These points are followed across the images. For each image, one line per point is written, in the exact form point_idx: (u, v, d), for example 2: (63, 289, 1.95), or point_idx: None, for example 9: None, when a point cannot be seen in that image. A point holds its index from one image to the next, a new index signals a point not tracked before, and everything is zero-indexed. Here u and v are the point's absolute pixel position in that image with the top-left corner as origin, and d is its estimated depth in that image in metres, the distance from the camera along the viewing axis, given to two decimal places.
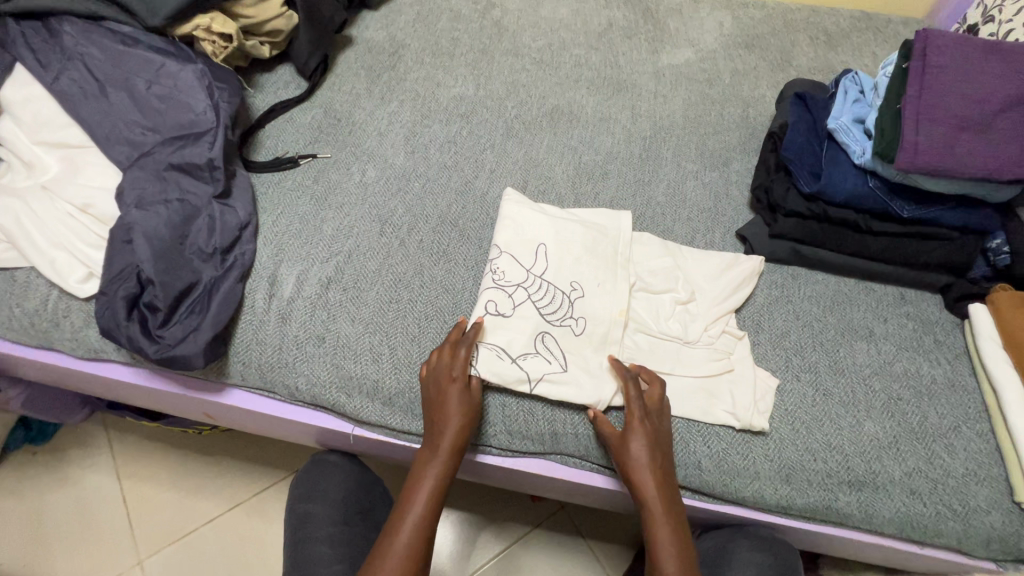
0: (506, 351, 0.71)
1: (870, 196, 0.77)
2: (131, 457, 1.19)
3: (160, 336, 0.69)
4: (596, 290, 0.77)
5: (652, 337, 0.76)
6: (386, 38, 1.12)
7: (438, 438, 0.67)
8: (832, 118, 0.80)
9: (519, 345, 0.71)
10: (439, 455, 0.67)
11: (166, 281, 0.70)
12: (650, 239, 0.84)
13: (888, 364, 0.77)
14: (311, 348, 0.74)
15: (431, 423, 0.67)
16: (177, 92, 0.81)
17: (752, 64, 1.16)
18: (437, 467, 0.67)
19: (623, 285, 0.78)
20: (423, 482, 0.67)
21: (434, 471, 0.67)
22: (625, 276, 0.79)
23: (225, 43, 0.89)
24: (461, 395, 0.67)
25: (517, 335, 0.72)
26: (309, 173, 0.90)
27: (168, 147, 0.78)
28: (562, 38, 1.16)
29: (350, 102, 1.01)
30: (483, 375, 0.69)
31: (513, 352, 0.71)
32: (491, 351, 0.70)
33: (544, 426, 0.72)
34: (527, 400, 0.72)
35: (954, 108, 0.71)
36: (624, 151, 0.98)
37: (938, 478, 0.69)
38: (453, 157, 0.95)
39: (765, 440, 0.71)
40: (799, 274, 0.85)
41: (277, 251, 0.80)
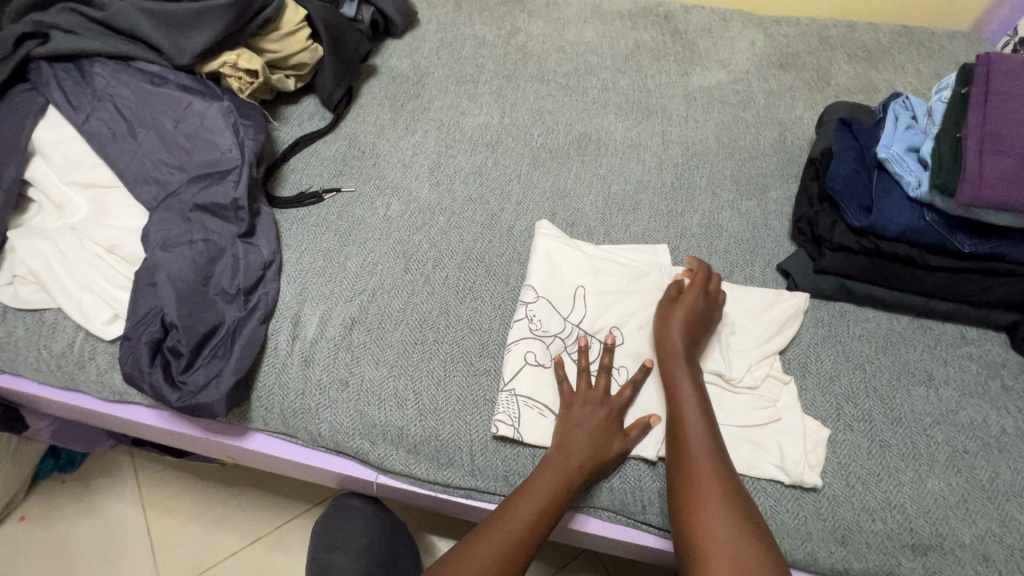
0: (549, 409, 0.70)
1: (927, 230, 0.72)
2: (155, 488, 1.18)
3: (182, 382, 0.68)
4: (636, 334, 0.75)
5: None
6: (410, 66, 1.12)
7: (571, 452, 0.64)
8: (883, 147, 0.75)
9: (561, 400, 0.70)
10: (546, 483, 0.63)
11: (190, 325, 0.69)
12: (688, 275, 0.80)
13: (951, 412, 0.71)
14: (335, 393, 0.72)
15: (559, 443, 0.65)
16: (203, 130, 0.81)
17: (788, 84, 1.11)
18: (551, 480, 0.63)
19: None
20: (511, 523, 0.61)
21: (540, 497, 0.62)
22: None
23: (250, 79, 0.89)
24: (604, 417, 0.67)
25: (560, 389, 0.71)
26: (333, 208, 0.89)
27: (194, 186, 0.77)
28: (588, 62, 1.14)
29: (374, 133, 1.00)
30: (531, 437, 0.68)
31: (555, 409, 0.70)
32: (533, 410, 0.69)
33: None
34: None
35: (1023, 138, 0.65)
36: (655, 180, 0.95)
37: (1014, 544, 0.63)
38: (478, 189, 0.93)
39: (817, 498, 0.65)
40: (848, 311, 0.79)
41: (300, 290, 0.79)
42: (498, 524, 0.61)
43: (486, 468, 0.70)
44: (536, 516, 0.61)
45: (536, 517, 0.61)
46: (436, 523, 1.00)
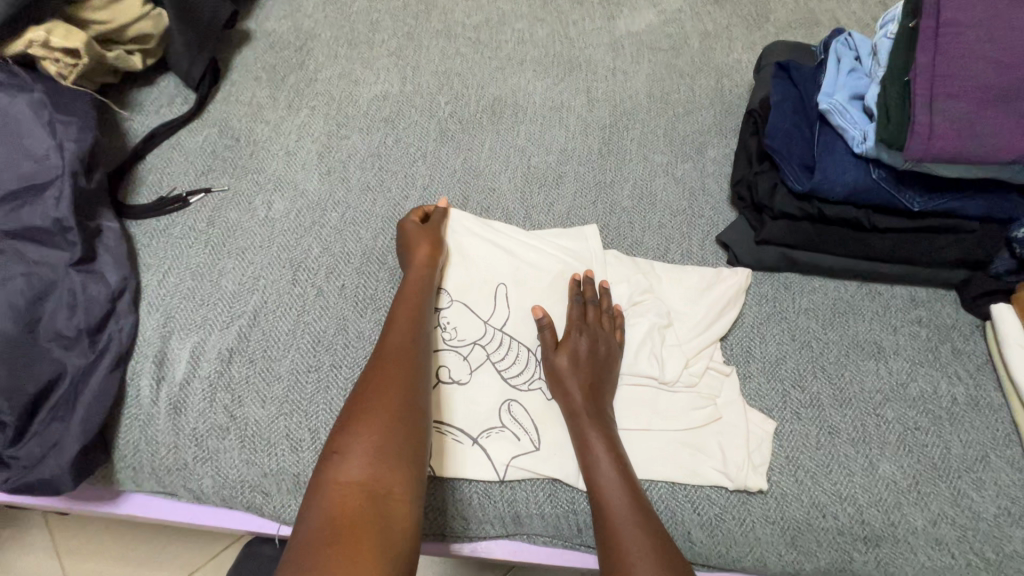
0: (465, 433, 0.60)
1: (874, 190, 0.64)
2: (71, 531, 1.06)
3: (12, 458, 0.55)
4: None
5: (625, 383, 0.64)
6: (291, 28, 0.94)
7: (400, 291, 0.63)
8: (824, 96, 0.66)
9: (480, 421, 0.61)
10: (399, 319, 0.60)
11: (13, 387, 0.56)
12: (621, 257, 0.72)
13: (902, 385, 0.66)
14: (214, 442, 0.61)
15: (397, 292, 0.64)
16: (10, 133, 0.65)
17: (724, 22, 1.00)
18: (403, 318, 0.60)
19: None
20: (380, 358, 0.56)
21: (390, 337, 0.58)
22: None
23: (72, 61, 0.72)
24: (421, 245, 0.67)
25: (479, 409, 0.62)
26: (202, 214, 0.74)
27: (2, 207, 0.62)
28: (501, 10, 0.99)
29: (249, 116, 0.84)
30: (444, 470, 0.59)
31: (474, 431, 0.61)
32: (446, 435, 0.60)
33: (502, 509, 0.60)
34: (481, 482, 0.60)
35: (977, 78, 0.57)
36: (580, 147, 0.83)
37: (966, 524, 0.59)
38: (377, 175, 0.79)
39: (764, 500, 0.60)
40: (793, 283, 0.72)
41: (164, 320, 0.66)
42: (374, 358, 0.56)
43: None
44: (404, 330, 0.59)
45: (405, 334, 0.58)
46: None
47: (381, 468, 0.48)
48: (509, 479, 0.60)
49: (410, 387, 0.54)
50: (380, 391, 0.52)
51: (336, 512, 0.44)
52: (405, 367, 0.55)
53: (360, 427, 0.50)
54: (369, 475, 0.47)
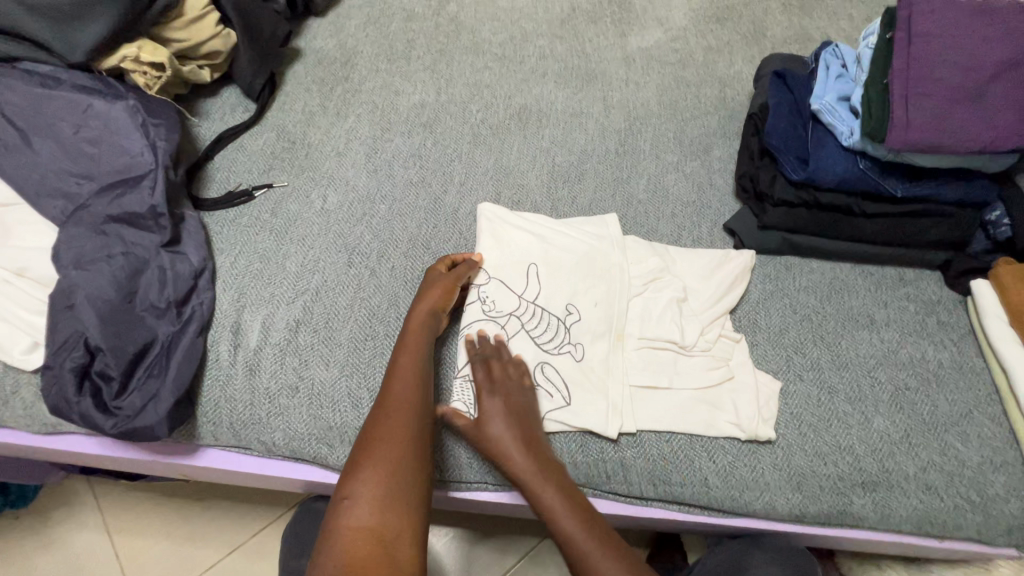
0: None
1: (862, 178, 0.73)
2: (118, 511, 1.10)
3: (117, 408, 0.64)
4: (591, 308, 0.74)
5: (647, 348, 0.72)
6: (337, 46, 1.05)
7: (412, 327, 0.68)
8: (816, 98, 0.75)
9: None
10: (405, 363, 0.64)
11: (117, 346, 0.64)
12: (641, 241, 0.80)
13: (893, 352, 0.74)
14: (285, 400, 0.69)
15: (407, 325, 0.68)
16: (108, 133, 0.74)
17: (725, 39, 1.10)
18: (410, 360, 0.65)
19: (620, 299, 0.74)
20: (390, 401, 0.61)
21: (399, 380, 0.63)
22: (622, 290, 0.75)
23: (157, 74, 0.82)
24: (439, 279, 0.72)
25: None
26: (266, 206, 0.84)
27: (104, 197, 0.71)
28: (523, 29, 1.10)
29: (303, 122, 0.94)
30: None
31: None
32: None
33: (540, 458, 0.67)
34: None
35: (946, 79, 0.66)
36: (599, 148, 0.93)
37: (953, 470, 0.67)
38: (418, 173, 0.89)
39: (771, 449, 0.68)
40: (794, 264, 0.81)
41: (238, 296, 0.75)
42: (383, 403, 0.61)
43: (449, 459, 0.68)
44: (414, 378, 0.63)
45: (414, 379, 0.63)
46: None
47: (388, 515, 0.54)
48: (545, 430, 0.67)
49: (411, 437, 0.59)
50: (385, 441, 0.58)
51: (345, 555, 0.51)
52: (410, 415, 0.61)
53: (368, 474, 0.56)
54: (376, 521, 0.53)
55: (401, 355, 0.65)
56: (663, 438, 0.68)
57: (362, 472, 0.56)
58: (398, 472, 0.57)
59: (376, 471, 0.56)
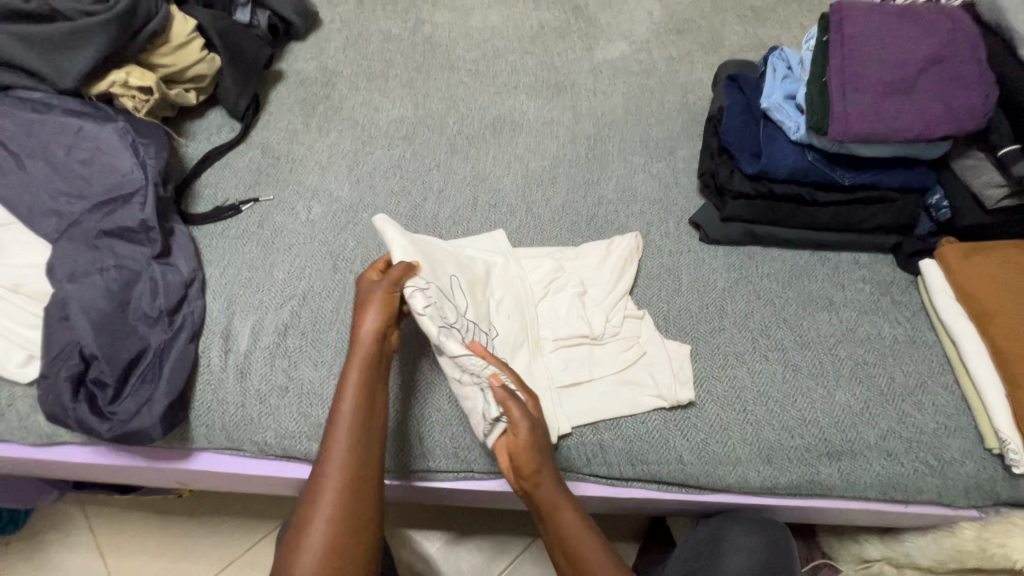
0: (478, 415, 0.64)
1: (811, 169, 0.78)
2: (112, 529, 1.09)
3: (111, 413, 0.66)
4: (504, 320, 0.73)
5: (563, 342, 0.74)
6: (318, 67, 1.10)
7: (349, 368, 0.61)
8: (765, 97, 0.81)
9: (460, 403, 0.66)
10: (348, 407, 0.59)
11: (111, 354, 0.67)
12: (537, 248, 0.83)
13: (851, 330, 0.79)
14: (276, 400, 0.72)
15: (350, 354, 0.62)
16: (99, 153, 0.78)
17: (686, 49, 1.17)
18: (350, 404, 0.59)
19: (528, 304, 0.75)
20: (342, 432, 0.58)
21: (343, 427, 0.58)
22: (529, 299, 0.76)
23: (145, 97, 0.86)
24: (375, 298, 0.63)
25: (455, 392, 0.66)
26: (253, 218, 0.87)
27: (96, 213, 0.75)
28: (495, 46, 1.16)
29: (287, 139, 0.98)
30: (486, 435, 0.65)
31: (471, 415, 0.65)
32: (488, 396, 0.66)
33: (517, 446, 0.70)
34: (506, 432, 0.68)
35: (878, 75, 0.72)
36: (570, 153, 0.98)
37: (911, 437, 0.71)
38: (399, 182, 0.93)
39: (741, 425, 0.71)
40: (756, 254, 0.86)
41: (227, 304, 0.78)
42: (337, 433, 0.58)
43: (435, 450, 0.71)
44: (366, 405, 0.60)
45: (368, 405, 0.60)
46: (409, 517, 1.03)
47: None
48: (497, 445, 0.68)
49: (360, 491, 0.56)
50: (332, 497, 0.55)
51: None
52: (358, 465, 0.57)
53: (314, 532, 0.54)
54: None
55: (349, 377, 0.60)
56: (637, 420, 0.71)
57: (318, 510, 0.55)
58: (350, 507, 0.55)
59: (323, 528, 0.54)
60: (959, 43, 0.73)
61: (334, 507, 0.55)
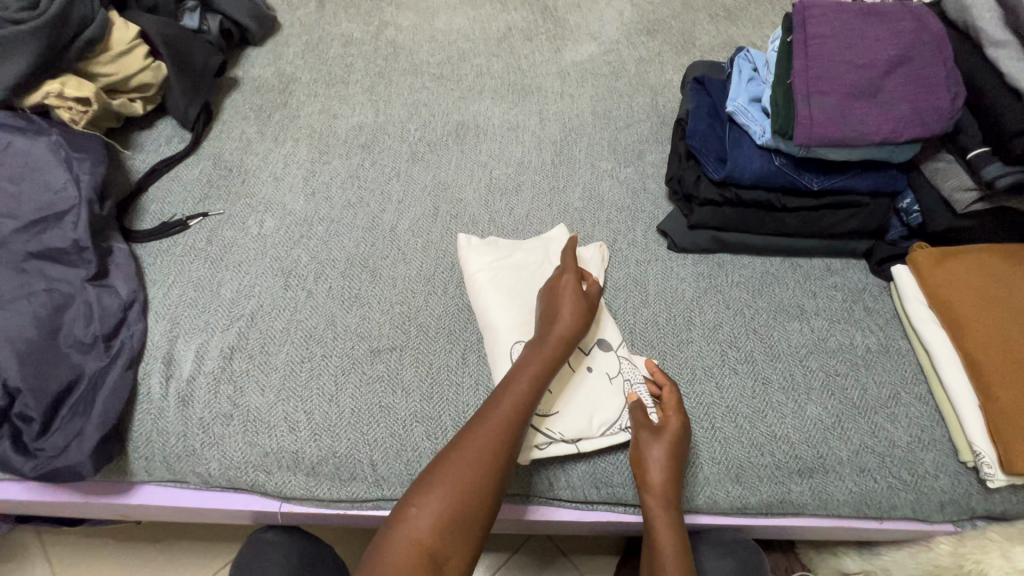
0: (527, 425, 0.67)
1: (778, 174, 0.76)
2: (67, 556, 1.03)
3: (38, 449, 0.62)
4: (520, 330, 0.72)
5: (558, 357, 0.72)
6: (275, 73, 1.06)
7: (537, 354, 0.65)
8: (730, 100, 0.79)
9: None
10: (519, 387, 0.63)
11: (38, 386, 0.63)
12: (495, 270, 0.76)
13: (822, 340, 0.76)
14: (220, 428, 0.68)
15: (540, 334, 0.67)
16: (29, 170, 0.74)
17: (656, 50, 1.14)
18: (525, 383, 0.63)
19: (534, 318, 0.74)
20: (482, 429, 0.60)
21: (508, 405, 0.61)
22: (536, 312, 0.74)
23: (83, 108, 0.81)
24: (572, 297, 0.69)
25: None
26: (201, 234, 0.83)
27: (25, 234, 0.70)
28: (460, 49, 1.12)
29: (240, 149, 0.94)
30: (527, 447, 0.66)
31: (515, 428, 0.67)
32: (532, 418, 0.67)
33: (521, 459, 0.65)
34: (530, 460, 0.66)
35: (843, 77, 0.70)
36: (536, 160, 0.95)
37: (884, 451, 0.68)
38: (356, 193, 0.90)
39: (709, 444, 0.68)
40: (725, 261, 0.83)
41: (170, 326, 0.74)
42: (479, 426, 0.60)
43: (390, 477, 0.68)
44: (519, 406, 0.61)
45: (518, 407, 0.61)
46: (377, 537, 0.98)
47: (444, 536, 0.55)
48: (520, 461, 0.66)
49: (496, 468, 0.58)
50: (470, 463, 0.58)
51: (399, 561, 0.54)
52: (502, 445, 0.59)
53: (442, 487, 0.57)
54: (433, 539, 0.55)
55: (521, 378, 0.63)
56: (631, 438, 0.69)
57: (449, 472, 0.57)
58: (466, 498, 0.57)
59: (454, 487, 0.57)
60: (925, 43, 0.70)
61: (471, 470, 0.58)
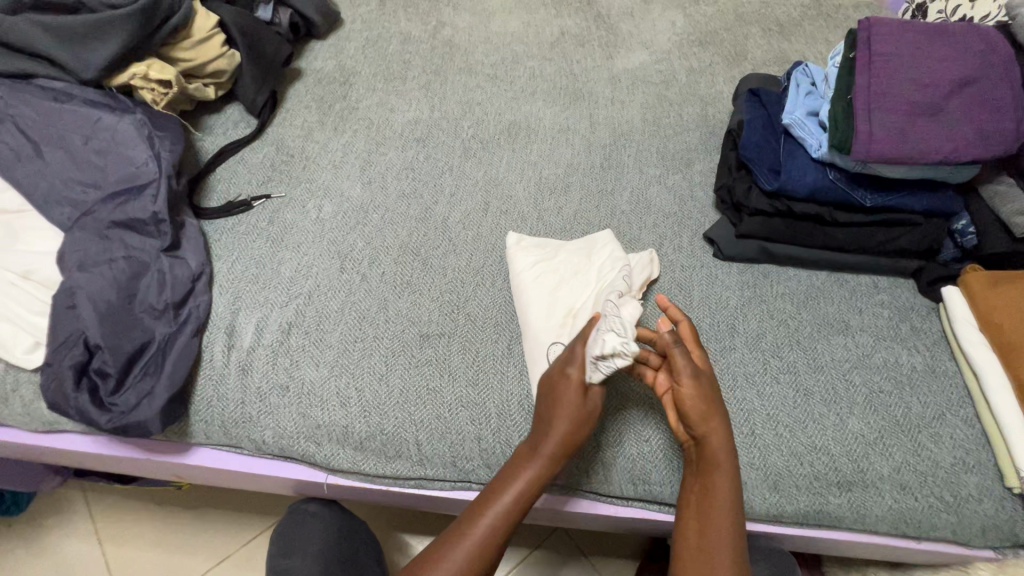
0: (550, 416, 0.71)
1: (831, 188, 0.76)
2: (112, 517, 1.07)
3: (112, 404, 0.66)
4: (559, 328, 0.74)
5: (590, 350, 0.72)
6: (337, 67, 1.10)
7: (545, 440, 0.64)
8: (787, 113, 0.80)
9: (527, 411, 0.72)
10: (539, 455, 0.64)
11: (115, 345, 0.67)
12: (536, 272, 0.78)
13: (867, 356, 0.76)
14: (276, 399, 0.72)
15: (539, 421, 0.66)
16: (115, 145, 0.79)
17: (707, 61, 1.15)
18: (542, 461, 0.64)
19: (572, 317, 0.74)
20: (517, 478, 0.64)
21: (531, 473, 0.64)
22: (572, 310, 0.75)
23: (163, 90, 0.86)
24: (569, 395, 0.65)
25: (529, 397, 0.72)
26: (264, 214, 0.87)
27: (110, 204, 0.75)
28: (514, 52, 1.15)
29: (302, 136, 0.98)
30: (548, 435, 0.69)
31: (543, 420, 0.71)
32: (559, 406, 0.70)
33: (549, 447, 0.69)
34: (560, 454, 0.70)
35: (905, 95, 0.70)
36: (585, 162, 0.97)
37: (926, 470, 0.68)
38: (410, 184, 0.93)
39: (749, 449, 0.69)
40: (771, 272, 0.83)
41: (233, 300, 0.78)
42: (516, 471, 0.64)
43: (433, 457, 0.70)
44: (539, 472, 0.64)
45: (552, 458, 0.64)
46: (404, 520, 1.01)
47: None
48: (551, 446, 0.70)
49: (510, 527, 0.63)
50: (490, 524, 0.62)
51: None
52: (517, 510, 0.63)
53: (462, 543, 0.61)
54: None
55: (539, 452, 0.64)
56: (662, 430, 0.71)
57: (469, 530, 0.62)
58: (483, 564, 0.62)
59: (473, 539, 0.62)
60: (991, 64, 0.71)
61: (491, 531, 0.62)
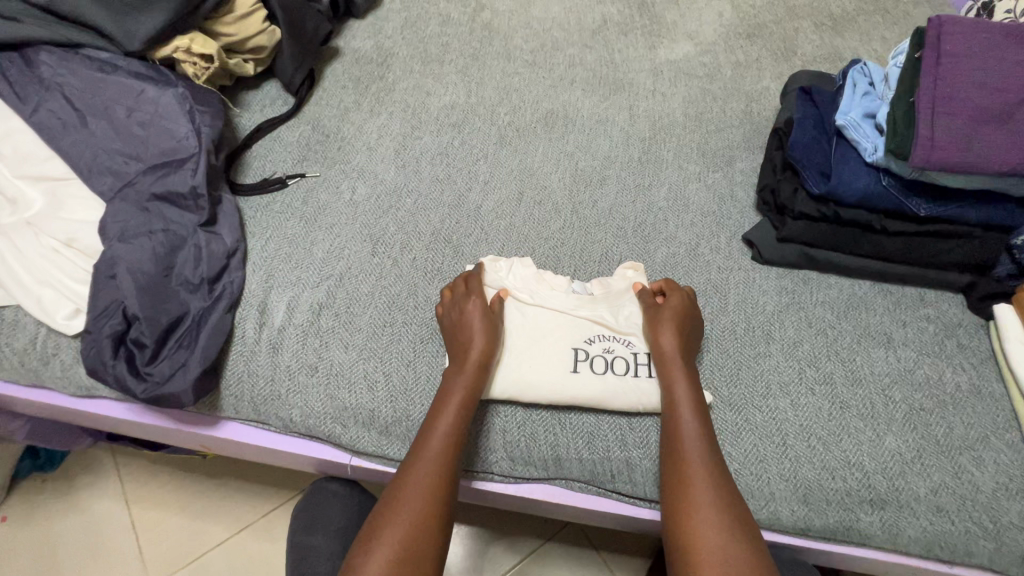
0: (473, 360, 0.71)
1: (884, 195, 0.73)
2: (139, 480, 1.11)
3: (147, 374, 0.67)
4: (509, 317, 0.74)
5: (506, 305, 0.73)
6: (375, 47, 1.09)
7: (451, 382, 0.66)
8: (842, 113, 0.76)
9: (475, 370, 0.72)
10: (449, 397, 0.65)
11: (152, 316, 0.68)
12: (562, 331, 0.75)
13: (909, 371, 0.73)
14: (304, 378, 0.72)
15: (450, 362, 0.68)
16: (157, 118, 0.79)
17: (754, 55, 1.11)
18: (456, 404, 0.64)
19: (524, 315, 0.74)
20: (436, 428, 0.63)
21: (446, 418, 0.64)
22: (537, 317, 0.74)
23: (206, 64, 0.86)
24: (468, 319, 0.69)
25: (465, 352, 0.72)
26: (298, 194, 0.87)
27: (151, 176, 0.76)
28: (554, 38, 1.12)
29: (338, 117, 0.98)
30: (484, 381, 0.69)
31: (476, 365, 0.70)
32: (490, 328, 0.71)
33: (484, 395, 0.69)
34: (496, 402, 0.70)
35: (973, 99, 0.66)
36: (623, 155, 0.95)
37: (965, 494, 0.66)
38: (444, 170, 0.92)
39: (780, 460, 0.67)
40: (811, 279, 0.81)
41: (266, 277, 0.78)
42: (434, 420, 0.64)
43: None
44: (457, 424, 0.64)
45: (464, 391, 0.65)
46: None
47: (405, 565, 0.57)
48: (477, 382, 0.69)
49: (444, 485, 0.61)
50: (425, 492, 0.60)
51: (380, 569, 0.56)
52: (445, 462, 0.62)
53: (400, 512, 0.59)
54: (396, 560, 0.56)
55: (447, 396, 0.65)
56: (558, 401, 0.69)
57: (403, 501, 0.60)
58: (414, 554, 0.57)
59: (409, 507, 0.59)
60: None
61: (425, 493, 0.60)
